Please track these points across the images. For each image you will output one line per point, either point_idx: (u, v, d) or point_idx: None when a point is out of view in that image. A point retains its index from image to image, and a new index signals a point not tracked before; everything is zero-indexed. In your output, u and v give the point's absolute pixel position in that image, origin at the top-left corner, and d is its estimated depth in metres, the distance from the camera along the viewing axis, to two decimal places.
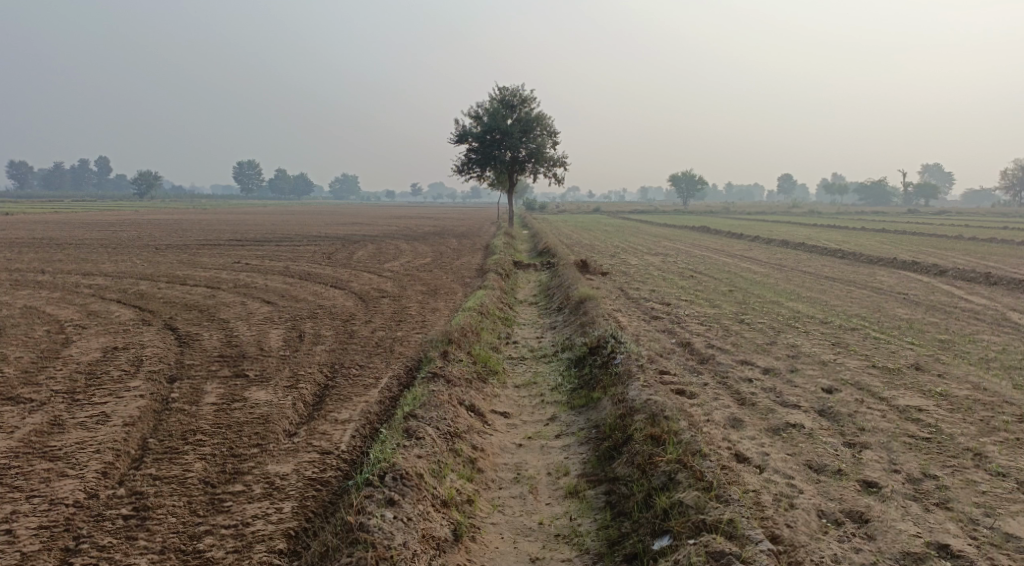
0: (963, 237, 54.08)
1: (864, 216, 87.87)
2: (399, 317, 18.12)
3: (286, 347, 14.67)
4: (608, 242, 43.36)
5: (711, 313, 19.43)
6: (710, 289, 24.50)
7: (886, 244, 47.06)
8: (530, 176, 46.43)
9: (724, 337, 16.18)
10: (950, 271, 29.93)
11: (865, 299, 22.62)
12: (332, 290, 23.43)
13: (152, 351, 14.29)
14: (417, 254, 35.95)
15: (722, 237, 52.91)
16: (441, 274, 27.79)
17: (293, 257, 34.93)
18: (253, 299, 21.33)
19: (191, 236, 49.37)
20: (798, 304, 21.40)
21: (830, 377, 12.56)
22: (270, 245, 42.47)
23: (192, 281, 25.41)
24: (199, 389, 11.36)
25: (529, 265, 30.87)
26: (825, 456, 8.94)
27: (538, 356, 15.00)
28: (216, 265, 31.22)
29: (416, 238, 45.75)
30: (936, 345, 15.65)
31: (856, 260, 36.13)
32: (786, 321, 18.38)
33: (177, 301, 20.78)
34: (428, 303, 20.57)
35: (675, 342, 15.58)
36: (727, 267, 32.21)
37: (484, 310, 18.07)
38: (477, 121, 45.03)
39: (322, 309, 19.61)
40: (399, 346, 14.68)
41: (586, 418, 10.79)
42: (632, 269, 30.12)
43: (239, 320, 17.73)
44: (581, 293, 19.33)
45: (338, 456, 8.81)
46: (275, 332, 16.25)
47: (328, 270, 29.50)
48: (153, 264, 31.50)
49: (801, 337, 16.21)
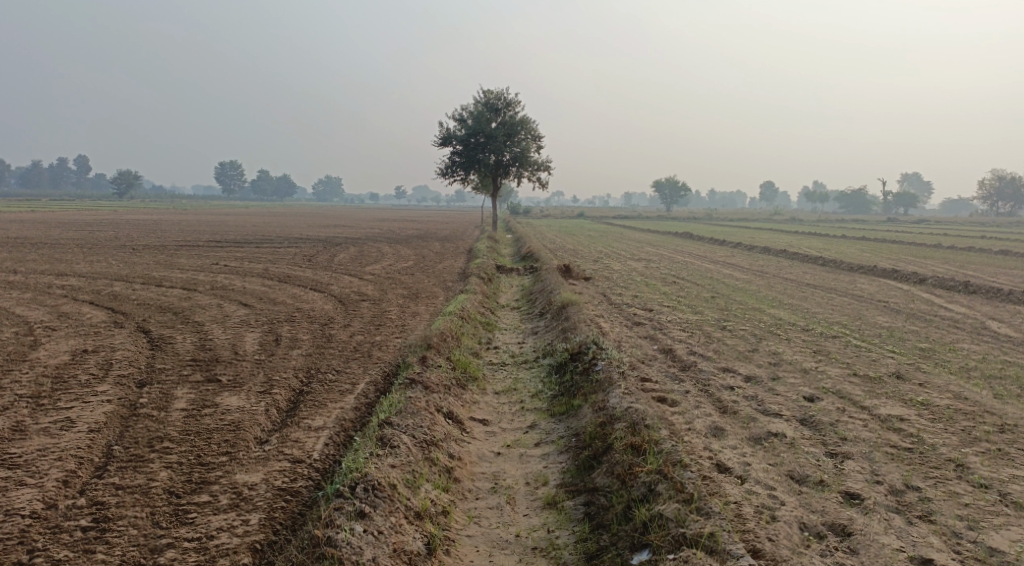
0: (942, 245, 54.53)
1: (844, 224, 88.42)
2: (378, 321, 17.91)
3: (261, 351, 14.43)
4: (591, 247, 43.30)
5: (693, 319, 19.34)
6: (692, 295, 24.46)
7: (867, 252, 47.33)
8: (513, 180, 46.29)
9: (706, 343, 16.08)
10: (930, 279, 30.06)
11: (846, 306, 22.64)
12: (311, 293, 23.15)
13: (123, 355, 14.00)
14: (399, 257, 35.70)
15: (704, 243, 53.05)
16: (423, 277, 27.56)
17: (274, 260, 34.61)
18: (231, 301, 21.04)
19: (170, 237, 48.86)
20: (779, 311, 21.37)
21: (812, 385, 12.47)
22: (250, 247, 42.11)
23: (169, 283, 25.06)
24: (169, 396, 11.11)
25: (511, 269, 30.72)
26: (807, 466, 8.81)
27: (518, 362, 14.82)
28: (194, 266, 30.82)
29: (398, 240, 45.48)
30: (917, 353, 15.63)
31: (838, 268, 36.23)
32: (768, 328, 18.32)
33: (153, 303, 20.46)
34: (409, 307, 20.35)
35: (657, 348, 15.47)
36: (709, 273, 32.21)
37: (465, 315, 17.88)
38: (461, 124, 44.86)
39: (300, 312, 19.37)
40: (377, 350, 14.46)
41: (566, 425, 10.62)
42: (615, 274, 30.04)
43: (215, 323, 17.45)
44: (563, 298, 19.18)
45: (309, 465, 8.60)
46: (251, 335, 15.99)
47: (308, 272, 29.20)
48: (130, 265, 31.05)
49: (783, 344, 16.15)
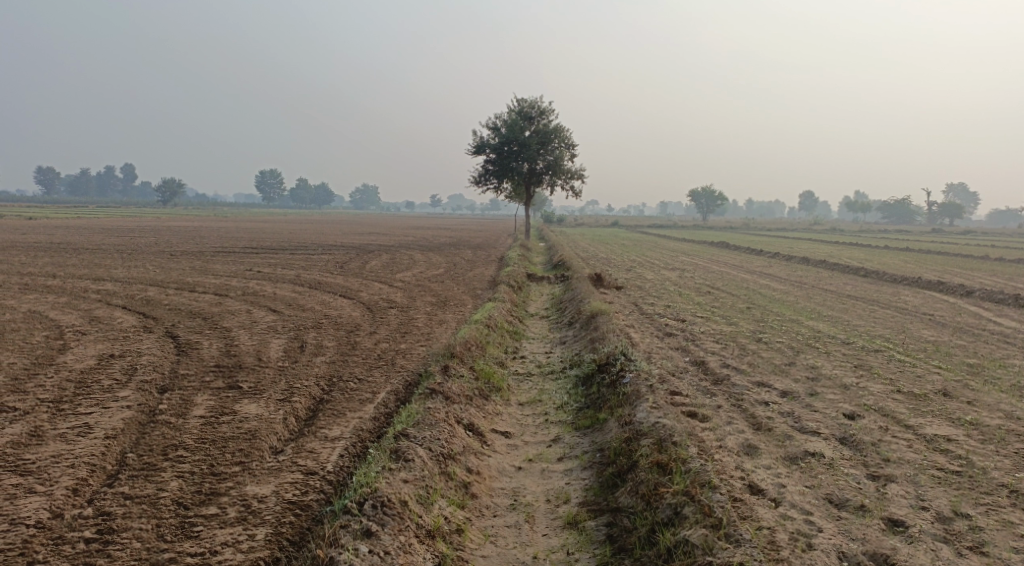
0: (988, 257, 53.10)
1: (887, 235, 86.64)
2: (404, 329, 17.67)
3: (286, 358, 14.24)
4: (625, 255, 42.80)
5: (727, 331, 18.83)
6: (727, 305, 23.93)
7: (910, 263, 46.19)
8: (547, 188, 45.98)
9: (740, 356, 15.60)
10: (977, 292, 29.13)
11: (888, 320, 21.95)
12: (340, 299, 23.03)
13: (147, 360, 13.90)
14: (431, 265, 35.59)
15: (741, 253, 52.24)
16: (453, 285, 27.37)
17: (306, 266, 34.68)
18: (259, 307, 20.99)
19: (206, 243, 49.35)
20: (818, 323, 20.77)
21: (852, 403, 11.94)
22: (284, 253, 42.31)
23: (200, 288, 25.14)
24: (189, 402, 10.95)
25: (543, 278, 30.39)
26: (846, 490, 8.34)
27: (545, 372, 14.47)
28: (227, 272, 30.97)
29: (431, 248, 45.44)
30: (964, 370, 15.01)
31: (880, 279, 35.33)
32: (806, 341, 17.75)
33: (182, 308, 20.47)
34: (437, 314, 20.11)
35: (688, 360, 15.02)
36: (745, 283, 31.57)
37: (492, 323, 17.58)
38: (495, 133, 44.70)
39: (327, 318, 19.23)
40: (401, 359, 14.21)
41: (590, 440, 10.23)
42: (648, 283, 29.58)
43: (242, 329, 17.35)
44: (593, 308, 18.79)
45: (322, 477, 8.35)
46: (276, 341, 15.84)
47: (339, 279, 29.18)
48: (164, 270, 31.30)
49: (821, 358, 15.60)
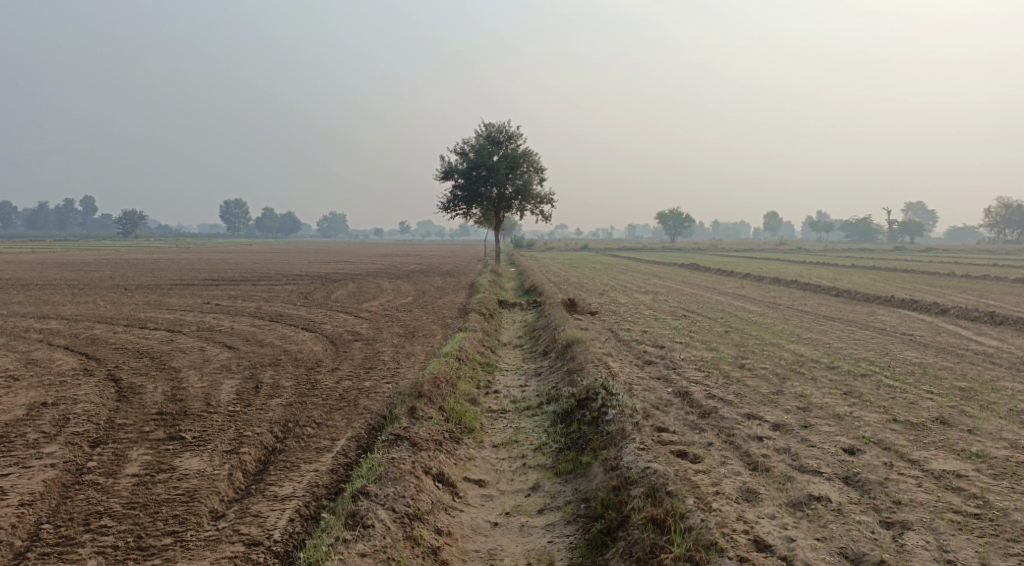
0: (955, 274, 53.14)
1: (851, 253, 87.30)
2: (369, 364, 16.58)
3: (237, 402, 13.08)
4: (596, 279, 42.03)
5: (708, 357, 17.99)
6: (704, 329, 23.13)
7: (879, 282, 46.01)
8: (516, 213, 45.23)
9: (725, 385, 14.72)
10: (952, 309, 28.76)
11: (870, 341, 21.33)
12: (302, 333, 21.88)
13: (83, 409, 12.69)
14: (398, 293, 34.53)
15: (712, 275, 51.80)
16: (421, 314, 26.35)
17: (267, 297, 33.40)
18: (214, 344, 19.76)
19: (165, 276, 47.70)
20: (799, 346, 20.03)
21: (851, 435, 11.10)
22: (246, 285, 40.93)
23: (153, 325, 23.81)
24: (122, 458, 9.84)
25: (514, 304, 29.51)
26: (861, 542, 7.52)
27: (520, 409, 13.47)
28: (183, 306, 29.59)
29: (399, 276, 44.36)
30: (959, 394, 14.28)
31: (854, 298, 34.94)
32: (791, 366, 16.96)
33: (130, 348, 19.19)
34: (404, 347, 19.06)
35: (671, 391, 14.12)
36: (720, 305, 30.89)
37: (462, 356, 16.55)
38: (463, 158, 43.89)
39: (287, 354, 18.08)
40: (363, 398, 13.13)
41: (573, 487, 9.27)
42: (623, 308, 28.81)
43: (193, 369, 16.14)
44: (568, 336, 17.85)
45: (266, 548, 7.45)
46: (229, 382, 14.69)
47: (302, 311, 28.00)
48: (116, 306, 29.82)
49: (809, 385, 14.79)
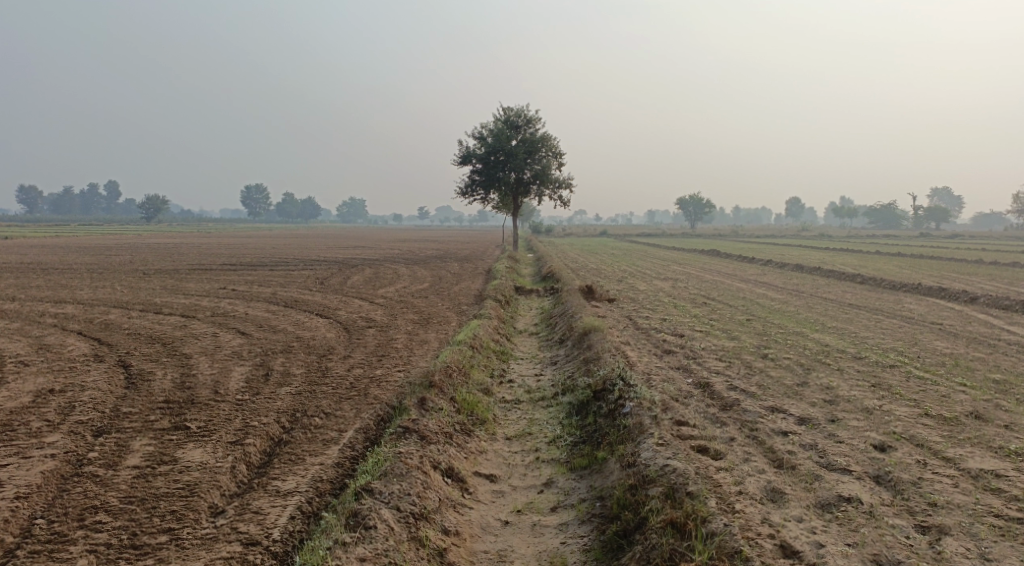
0: (983, 261, 52.11)
1: (874, 240, 86.12)
2: (381, 352, 16.24)
3: (246, 390, 12.78)
4: (615, 266, 41.51)
5: (729, 346, 17.50)
6: (725, 317, 22.61)
7: (904, 269, 45.16)
8: (535, 199, 44.76)
9: (748, 376, 14.25)
10: (981, 297, 28.03)
11: (897, 330, 20.74)
12: (316, 319, 21.61)
13: (89, 396, 12.43)
14: (415, 279, 34.26)
15: (734, 261, 51.09)
16: (437, 300, 26.02)
17: (283, 283, 33.21)
18: (227, 330, 19.51)
19: (184, 260, 47.74)
20: (824, 336, 19.47)
21: (881, 431, 10.63)
22: (263, 270, 40.79)
23: (167, 310, 23.63)
24: (124, 449, 9.55)
25: (531, 290, 29.13)
26: (896, 549, 7.12)
27: (535, 399, 13.08)
28: (198, 291, 29.43)
29: (416, 261, 44.06)
30: (992, 387, 13.72)
31: (879, 286, 34.22)
32: (815, 356, 16.44)
33: (142, 334, 18.99)
34: (418, 334, 18.73)
35: (691, 382, 13.67)
36: (741, 293, 30.31)
37: (476, 344, 16.17)
38: (481, 142, 43.41)
39: (299, 341, 17.80)
40: (374, 388, 12.78)
41: (587, 484, 8.88)
42: (641, 295, 28.34)
43: (203, 355, 15.89)
44: (585, 324, 17.42)
45: (264, 548, 7.21)
46: (238, 370, 14.40)
47: (318, 296, 27.75)
48: (132, 291, 29.71)
49: (836, 377, 14.27)
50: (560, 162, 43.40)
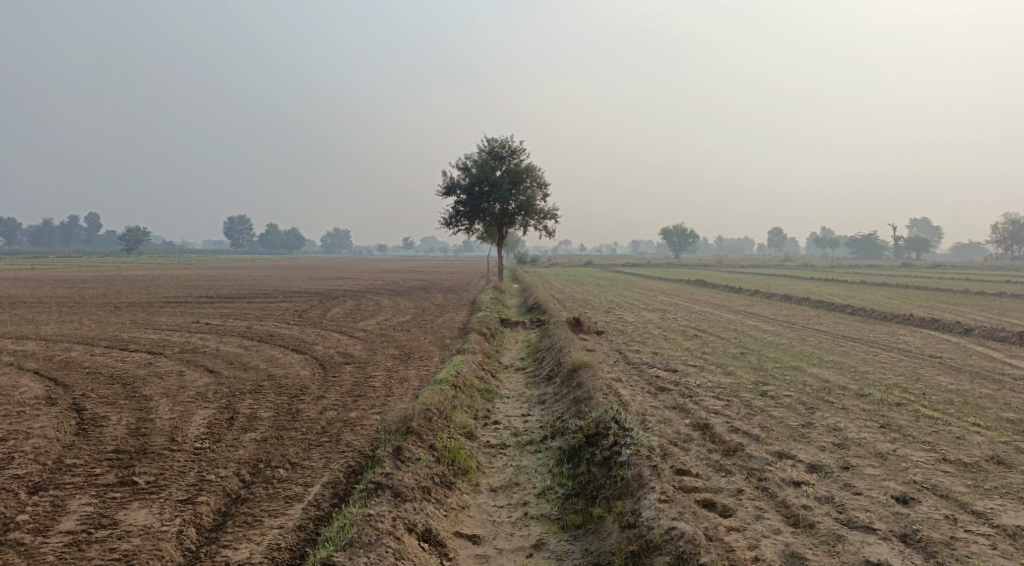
0: (970, 291, 51.68)
1: (860, 269, 86.00)
2: (357, 392, 15.21)
3: (206, 437, 11.70)
4: (601, 297, 40.68)
5: (726, 383, 16.60)
6: (718, 351, 21.73)
7: (893, 299, 44.53)
8: (519, 229, 44.00)
9: (749, 416, 13.32)
10: (977, 328, 27.33)
11: (897, 364, 19.94)
12: (291, 355, 20.54)
13: (33, 445, 11.34)
14: (397, 311, 33.27)
15: (720, 292, 50.42)
16: (420, 334, 25.01)
17: (260, 316, 32.08)
18: (195, 367, 18.42)
19: (159, 293, 46.46)
20: (823, 371, 18.61)
21: (900, 480, 9.73)
22: (241, 302, 39.68)
23: (135, 346, 22.49)
24: (59, 510, 8.48)
25: (516, 323, 28.20)
26: None
27: (522, 444, 12.08)
28: (170, 326, 28.26)
29: (399, 293, 43.07)
30: (1009, 427, 12.86)
31: (871, 317, 33.53)
32: (818, 394, 15.55)
33: (103, 373, 17.86)
34: (398, 371, 17.73)
35: (689, 423, 12.73)
36: (732, 324, 29.47)
37: (459, 382, 15.18)
38: (465, 173, 42.69)
39: (271, 380, 16.75)
40: (347, 433, 11.74)
41: (582, 547, 7.95)
42: (630, 327, 27.48)
43: (165, 397, 14.81)
44: (574, 360, 16.48)
45: None
46: (202, 413, 13.33)
47: (295, 330, 26.67)
48: (101, 325, 28.50)
49: (842, 417, 13.37)
50: (545, 192, 42.70)
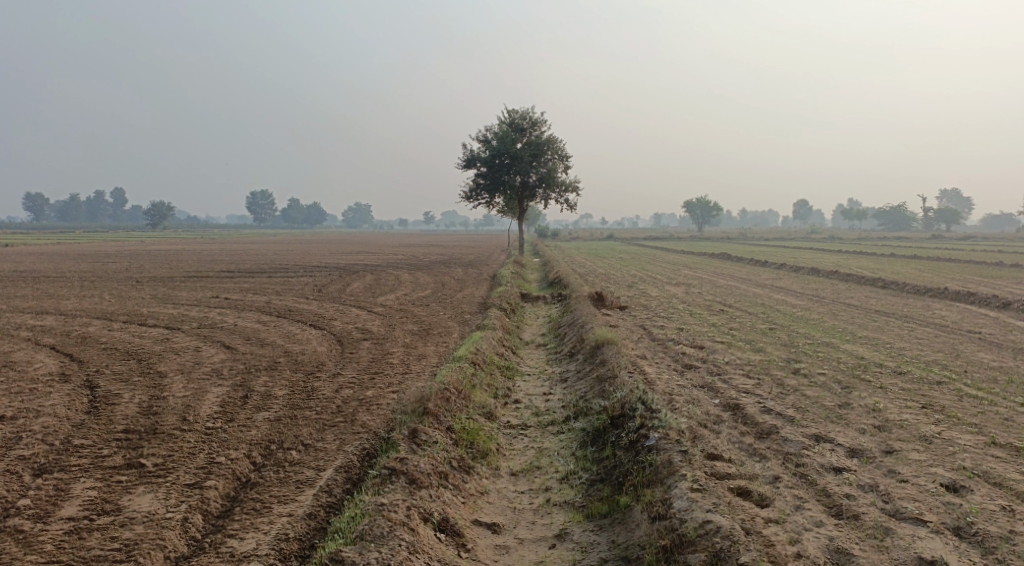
0: (1002, 263, 50.49)
1: (887, 242, 84.67)
2: (374, 369, 14.78)
3: (218, 417, 11.30)
4: (624, 271, 40.01)
5: (755, 360, 16.01)
6: (746, 326, 21.10)
7: (924, 273, 43.46)
8: (541, 202, 43.34)
9: (781, 396, 12.75)
10: (1014, 302, 26.48)
11: (933, 340, 19.24)
12: (308, 331, 20.16)
13: (41, 425, 11.01)
14: (417, 286, 32.85)
15: (745, 265, 49.57)
16: (439, 309, 24.58)
17: (279, 290, 31.76)
18: (211, 343, 18.09)
19: (180, 267, 46.35)
20: (856, 347, 17.96)
21: (949, 467, 9.16)
22: (261, 277, 39.44)
23: (152, 321, 22.22)
24: (61, 494, 8.10)
25: (538, 297, 27.66)
26: None
27: (543, 425, 11.61)
28: (189, 300, 28.03)
29: (419, 267, 42.66)
30: None
31: (902, 290, 32.67)
32: (853, 372, 14.93)
33: (118, 348, 17.58)
34: (417, 347, 17.30)
35: (719, 403, 12.19)
36: (759, 299, 28.76)
37: (479, 359, 14.74)
38: (486, 145, 41.98)
39: (287, 356, 16.38)
40: (363, 413, 11.30)
41: (609, 538, 7.49)
42: (654, 302, 26.89)
43: (179, 374, 14.47)
44: (597, 336, 15.95)
45: None
46: (215, 391, 12.96)
47: (313, 305, 26.32)
48: (119, 300, 28.31)
49: (880, 398, 12.77)
50: (567, 164, 41.95)
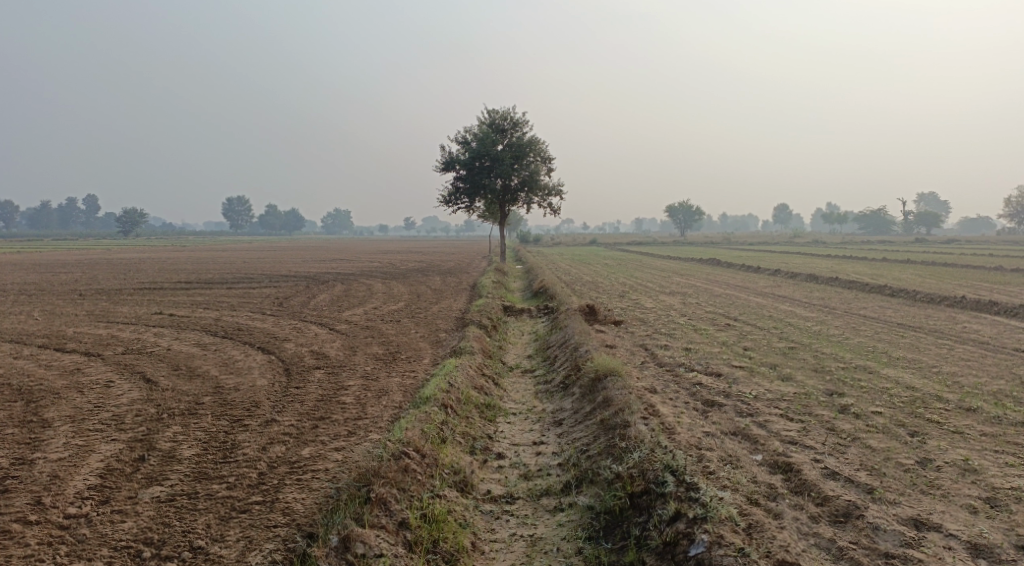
0: (1005, 268, 48.03)
1: (873, 246, 82.29)
2: (320, 414, 11.65)
3: (89, 497, 8.22)
4: (613, 279, 37.14)
5: (789, 394, 13.07)
6: (761, 346, 18.20)
7: (928, 279, 40.91)
8: (523, 207, 40.43)
9: (841, 450, 9.83)
10: None
11: (982, 362, 16.47)
12: (252, 357, 16.99)
13: None
14: (389, 298, 29.78)
15: (737, 272, 46.77)
16: (410, 326, 21.52)
17: (234, 305, 28.43)
18: (129, 376, 14.89)
19: (136, 279, 42.50)
20: (901, 373, 15.09)
21: None
22: (220, 288, 35.97)
23: (72, 345, 18.89)
24: None
25: (522, 310, 24.68)
26: None
27: (536, 496, 8.60)
28: (129, 318, 24.63)
29: (394, 276, 39.47)
30: None
31: (916, 300, 29.98)
32: (912, 409, 12.07)
33: (13, 384, 14.36)
34: (379, 379, 14.28)
35: (767, 463, 9.23)
36: (766, 311, 25.91)
37: (450, 400, 11.68)
38: (465, 147, 39.02)
39: (216, 394, 13.29)
40: (289, 488, 8.27)
41: None
42: (651, 315, 24.00)
43: (68, 422, 11.37)
44: (596, 367, 12.98)
45: None
46: (101, 451, 9.81)
47: (268, 324, 23.09)
48: (48, 319, 24.81)
49: (967, 451, 9.88)
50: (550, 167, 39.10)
